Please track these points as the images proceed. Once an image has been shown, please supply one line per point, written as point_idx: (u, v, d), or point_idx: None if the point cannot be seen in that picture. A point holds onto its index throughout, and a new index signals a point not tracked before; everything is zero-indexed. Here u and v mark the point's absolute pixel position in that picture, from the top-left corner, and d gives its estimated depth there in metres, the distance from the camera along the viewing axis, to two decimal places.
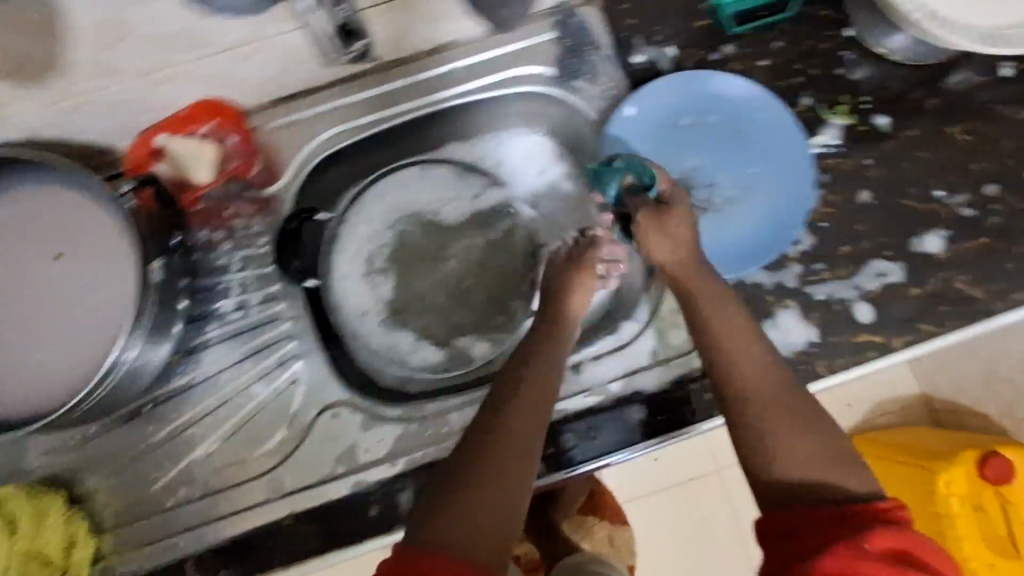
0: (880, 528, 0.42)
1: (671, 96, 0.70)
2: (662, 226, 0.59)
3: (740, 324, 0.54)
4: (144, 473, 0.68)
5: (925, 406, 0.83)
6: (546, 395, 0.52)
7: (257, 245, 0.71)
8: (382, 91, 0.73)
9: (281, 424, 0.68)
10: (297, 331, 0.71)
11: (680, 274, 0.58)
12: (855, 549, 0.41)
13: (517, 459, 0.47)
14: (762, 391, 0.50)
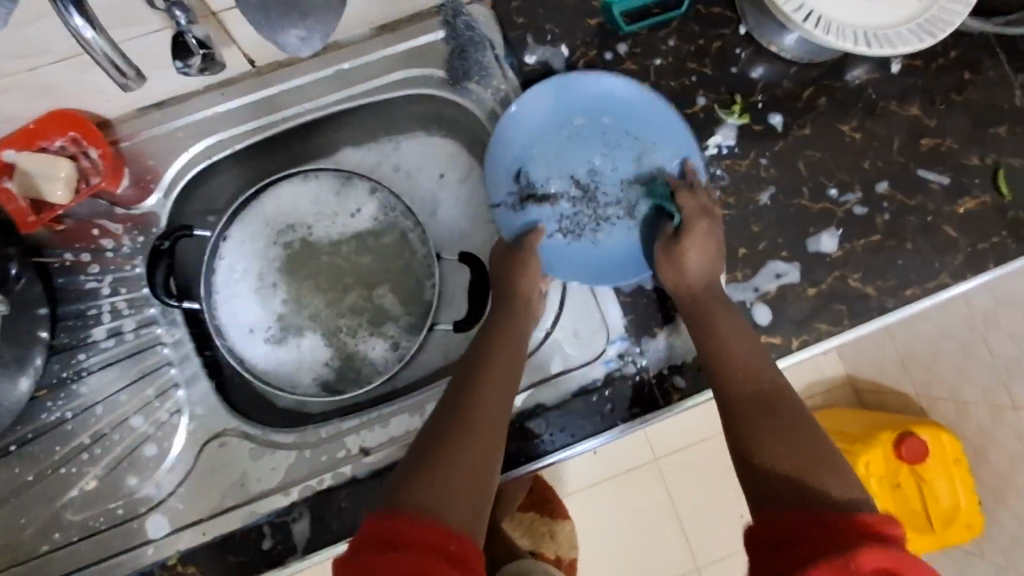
0: (873, 549, 0.39)
1: (557, 100, 0.70)
2: (671, 253, 0.65)
3: (747, 337, 0.61)
4: (14, 518, 0.62)
5: (851, 386, 0.94)
6: (502, 401, 0.55)
7: (130, 266, 0.66)
8: (262, 96, 0.69)
9: (164, 457, 0.64)
10: (177, 358, 0.65)
11: (686, 293, 0.64)
12: (839, 565, 0.39)
13: (471, 450, 0.49)
14: (744, 392, 0.56)
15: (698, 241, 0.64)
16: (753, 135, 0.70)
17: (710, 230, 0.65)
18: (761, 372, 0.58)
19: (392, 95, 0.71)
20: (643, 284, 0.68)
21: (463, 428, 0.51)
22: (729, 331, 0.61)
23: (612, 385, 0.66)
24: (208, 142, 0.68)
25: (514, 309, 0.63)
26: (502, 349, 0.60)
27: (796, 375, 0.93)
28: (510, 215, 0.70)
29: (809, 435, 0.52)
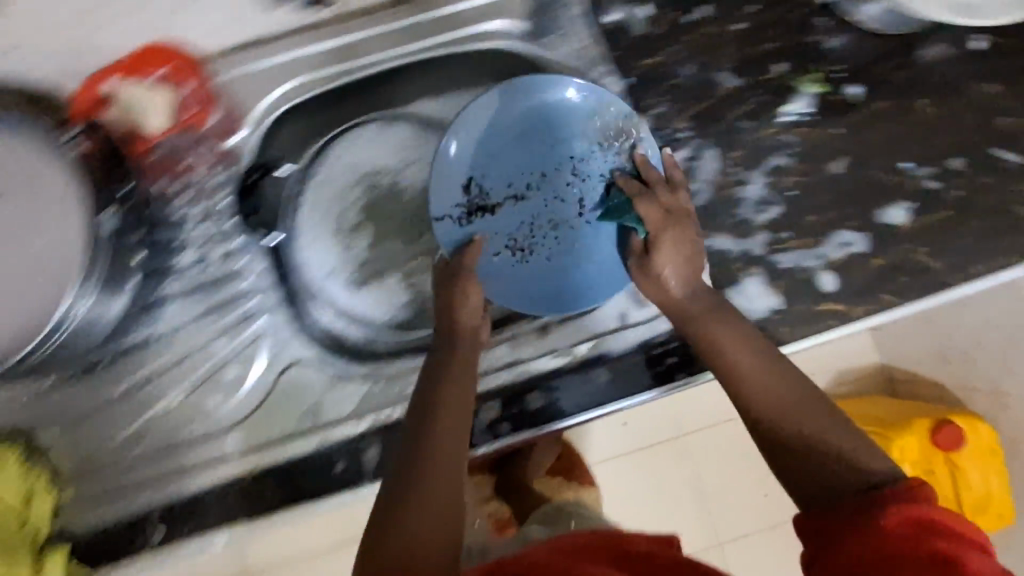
0: (895, 509, 0.44)
1: (505, 109, 0.67)
2: (648, 269, 0.62)
3: (730, 336, 0.59)
4: (102, 429, 0.66)
5: (883, 376, 0.95)
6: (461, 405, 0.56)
7: (215, 200, 0.67)
8: (347, 41, 0.70)
9: (243, 381, 0.67)
10: (261, 289, 0.68)
11: (669, 307, 0.61)
12: (873, 527, 0.43)
13: (447, 474, 0.51)
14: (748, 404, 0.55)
15: (669, 253, 0.61)
16: (829, 104, 0.70)
17: (677, 235, 0.61)
18: (771, 379, 0.55)
19: (473, 48, 0.72)
20: (712, 245, 0.68)
21: (427, 469, 0.51)
22: (727, 339, 0.58)
23: (676, 340, 0.69)
24: (294, 83, 0.69)
25: (462, 339, 0.60)
26: (454, 371, 0.58)
27: (829, 357, 0.92)
28: (452, 229, 0.66)
29: (833, 434, 0.51)
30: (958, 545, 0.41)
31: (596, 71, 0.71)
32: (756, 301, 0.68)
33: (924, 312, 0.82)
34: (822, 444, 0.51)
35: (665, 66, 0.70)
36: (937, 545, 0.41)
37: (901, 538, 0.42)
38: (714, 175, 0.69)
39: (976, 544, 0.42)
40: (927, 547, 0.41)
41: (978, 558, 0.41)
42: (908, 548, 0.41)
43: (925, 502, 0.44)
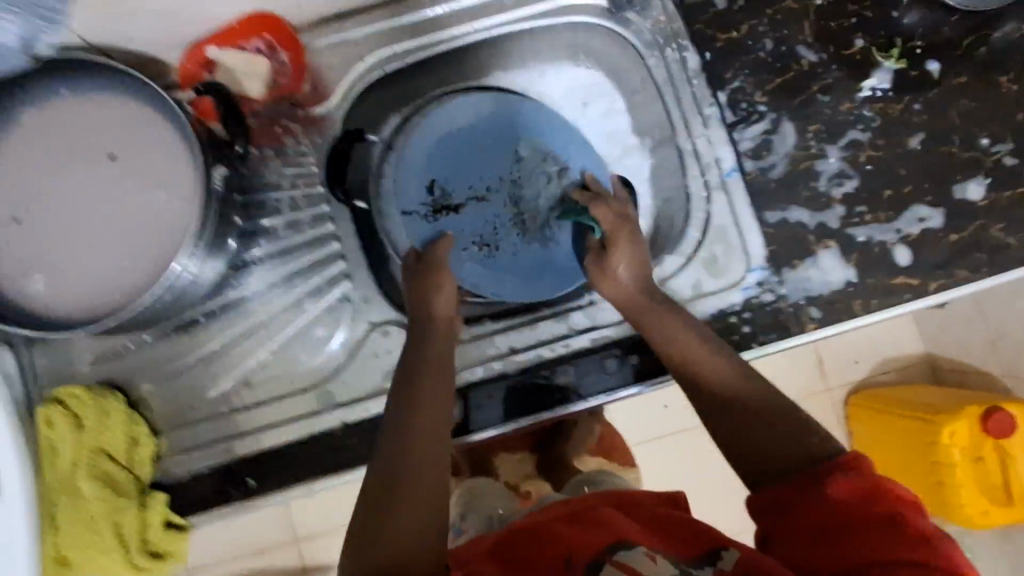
0: (847, 475, 0.47)
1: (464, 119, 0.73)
2: (605, 268, 0.64)
3: (686, 334, 0.61)
4: (198, 382, 0.69)
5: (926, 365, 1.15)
6: (439, 395, 0.57)
7: (307, 165, 0.71)
8: (429, 14, 0.72)
9: (332, 340, 0.69)
10: (347, 253, 0.71)
11: (629, 308, 0.64)
12: (822, 502, 0.46)
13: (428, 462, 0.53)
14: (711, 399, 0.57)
15: (622, 253, 0.64)
16: (909, 80, 0.71)
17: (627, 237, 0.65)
18: (715, 372, 0.58)
19: (553, 21, 0.74)
20: (787, 218, 0.70)
21: (402, 466, 0.52)
22: (672, 332, 0.61)
23: (751, 310, 0.69)
24: (381, 53, 0.71)
25: (431, 334, 0.62)
26: (429, 365, 0.59)
27: (868, 342, 1.16)
28: (420, 224, 0.71)
29: (778, 414, 0.54)
30: (900, 505, 0.45)
31: (677, 43, 0.72)
32: (831, 274, 0.69)
33: (974, 299, 0.99)
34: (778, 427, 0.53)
35: (745, 40, 0.71)
36: (882, 508, 0.44)
37: (846, 508, 0.45)
38: (791, 149, 0.70)
39: (915, 502, 0.46)
40: (872, 508, 0.44)
41: (916, 514, 0.45)
42: (858, 514, 0.44)
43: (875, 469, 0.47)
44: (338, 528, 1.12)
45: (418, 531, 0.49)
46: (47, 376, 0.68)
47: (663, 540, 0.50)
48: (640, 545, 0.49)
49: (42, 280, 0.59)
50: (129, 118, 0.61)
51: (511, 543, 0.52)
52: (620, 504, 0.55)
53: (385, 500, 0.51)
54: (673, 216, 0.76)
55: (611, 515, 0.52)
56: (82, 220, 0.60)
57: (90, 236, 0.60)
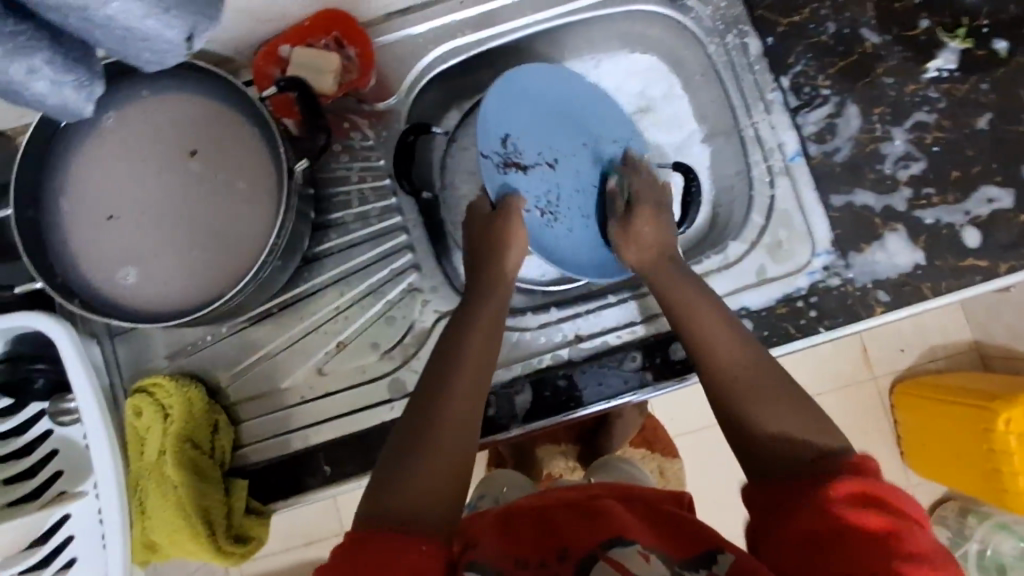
0: (843, 483, 0.46)
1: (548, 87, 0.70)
2: (631, 231, 0.66)
3: (707, 303, 0.61)
4: (272, 374, 0.71)
5: (975, 352, 1.13)
6: (478, 370, 0.57)
7: (374, 159, 0.73)
8: (490, 8, 0.73)
9: (402, 329, 0.71)
10: (413, 244, 0.72)
11: (648, 273, 0.65)
12: (820, 497, 0.46)
13: (456, 440, 0.53)
14: (722, 363, 0.58)
15: (648, 219, 0.67)
16: (976, 59, 0.70)
17: (658, 211, 0.67)
18: (735, 348, 0.58)
19: (615, 11, 0.74)
20: (852, 201, 0.69)
21: (430, 443, 0.52)
22: (694, 299, 0.62)
23: (818, 295, 0.68)
24: (445, 48, 0.73)
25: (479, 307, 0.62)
26: (474, 339, 0.59)
27: (917, 329, 1.15)
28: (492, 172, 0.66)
29: (792, 403, 0.54)
30: (894, 518, 0.44)
31: (738, 29, 0.72)
32: (899, 258, 0.68)
33: None
34: (787, 416, 0.54)
35: (808, 24, 0.71)
36: (873, 519, 0.44)
37: (841, 507, 0.45)
38: (855, 132, 0.70)
39: (911, 520, 0.45)
40: (861, 517, 0.44)
41: (908, 531, 0.43)
42: (844, 519, 0.44)
43: (872, 481, 0.46)
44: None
45: (428, 506, 0.49)
46: (129, 367, 0.71)
47: (662, 538, 0.51)
48: (637, 542, 0.49)
49: (134, 273, 0.62)
50: (211, 117, 0.64)
51: (509, 524, 0.53)
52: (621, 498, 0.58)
53: (408, 468, 0.51)
54: (732, 204, 0.76)
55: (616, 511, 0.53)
56: (176, 218, 0.63)
57: (183, 233, 0.63)
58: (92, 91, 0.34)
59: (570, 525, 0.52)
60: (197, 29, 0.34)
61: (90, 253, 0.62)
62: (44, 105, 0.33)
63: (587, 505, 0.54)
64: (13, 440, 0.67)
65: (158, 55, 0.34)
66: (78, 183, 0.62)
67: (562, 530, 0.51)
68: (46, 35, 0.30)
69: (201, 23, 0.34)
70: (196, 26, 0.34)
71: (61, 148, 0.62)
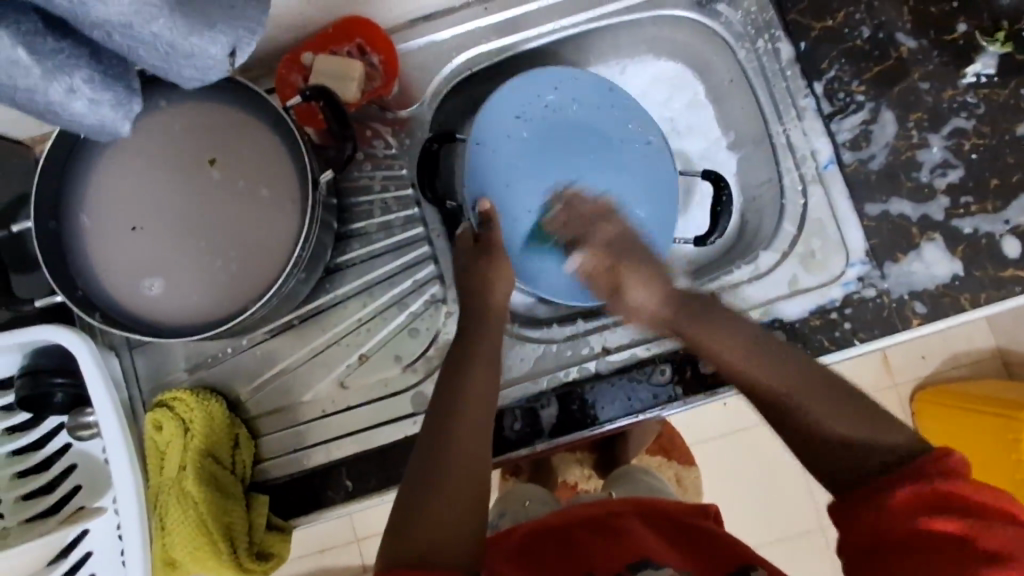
0: (906, 487, 0.43)
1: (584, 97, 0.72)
2: (625, 299, 0.64)
3: (728, 325, 0.59)
4: (293, 387, 0.70)
5: (1000, 359, 1.10)
6: (489, 388, 0.57)
7: (397, 167, 0.72)
8: (516, 13, 0.72)
9: (425, 341, 0.70)
10: (437, 255, 0.71)
11: (665, 311, 0.62)
12: (883, 504, 0.43)
13: (480, 462, 0.52)
14: (762, 383, 0.55)
15: (641, 286, 0.63)
16: (1016, 64, 0.68)
17: (646, 264, 0.64)
18: (777, 367, 0.55)
19: (645, 15, 0.73)
20: (888, 211, 0.67)
21: (448, 466, 0.51)
22: (715, 327, 0.59)
23: (852, 306, 0.67)
24: (471, 54, 0.72)
25: (491, 325, 0.62)
26: (491, 361, 0.59)
27: (943, 338, 1.10)
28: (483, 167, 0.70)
29: (839, 396, 0.52)
30: (971, 519, 0.41)
31: (769, 34, 0.71)
32: (936, 268, 0.66)
33: None
34: (858, 417, 0.50)
35: (843, 29, 0.69)
36: (947, 525, 0.41)
37: (911, 515, 0.42)
38: (891, 139, 0.68)
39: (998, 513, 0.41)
40: (931, 524, 0.41)
41: (988, 526, 0.40)
42: (920, 530, 0.41)
43: (940, 475, 0.43)
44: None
45: (461, 529, 0.49)
46: (149, 379, 0.70)
47: (687, 558, 0.51)
48: (667, 565, 0.49)
49: (159, 283, 0.61)
50: (232, 124, 0.63)
51: (528, 549, 0.54)
52: (642, 514, 0.57)
53: (429, 493, 0.50)
54: (762, 213, 0.75)
55: (635, 534, 0.54)
56: (199, 231, 0.62)
57: (207, 246, 0.62)
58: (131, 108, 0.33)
59: (595, 548, 0.52)
60: (239, 43, 0.33)
61: (114, 265, 0.61)
62: (83, 125, 0.32)
63: (607, 526, 0.55)
64: (32, 455, 0.66)
65: (199, 72, 0.33)
66: (98, 193, 0.61)
67: (588, 557, 0.52)
68: (87, 52, 0.29)
69: (242, 37, 0.33)
70: (236, 40, 0.33)
71: (82, 157, 0.61)
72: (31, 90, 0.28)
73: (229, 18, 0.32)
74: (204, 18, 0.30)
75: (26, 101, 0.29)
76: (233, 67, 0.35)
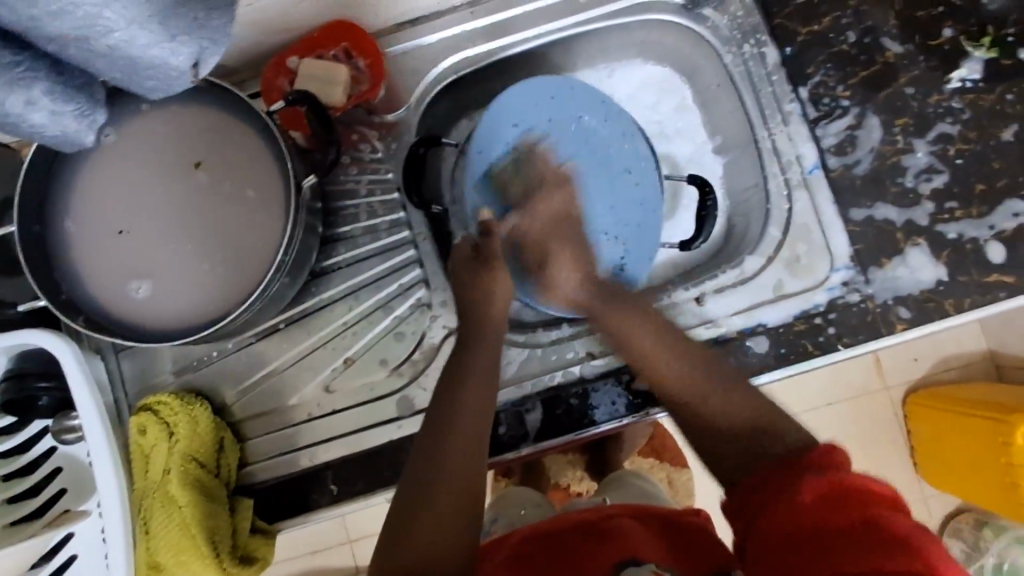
0: (806, 482, 0.44)
1: (582, 109, 0.71)
2: (551, 281, 0.69)
3: (639, 317, 0.64)
4: (280, 390, 0.70)
5: (990, 362, 1.10)
6: (486, 397, 0.58)
7: (384, 171, 0.72)
8: (503, 17, 0.72)
9: (412, 344, 0.70)
10: (423, 258, 0.71)
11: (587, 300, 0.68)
12: (787, 500, 0.44)
13: (468, 469, 0.53)
14: (668, 376, 0.59)
15: (565, 264, 0.69)
16: (1002, 69, 0.68)
17: (572, 245, 0.70)
18: (682, 360, 0.60)
19: (632, 19, 0.73)
20: (873, 216, 0.68)
21: (437, 473, 0.52)
22: (633, 321, 0.64)
23: (837, 311, 0.66)
24: (458, 57, 0.72)
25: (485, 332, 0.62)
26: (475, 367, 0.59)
27: (933, 341, 1.11)
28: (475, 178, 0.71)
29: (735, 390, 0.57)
30: (868, 507, 0.40)
31: (756, 38, 0.71)
32: (921, 273, 0.66)
33: None
34: (746, 410, 0.55)
35: (828, 33, 0.70)
36: (848, 512, 0.41)
37: (811, 509, 0.42)
38: (877, 144, 0.68)
39: (887, 502, 0.41)
40: (828, 509, 0.41)
41: (874, 508, 0.40)
42: (820, 521, 0.41)
43: (834, 470, 0.44)
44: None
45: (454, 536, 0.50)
46: (135, 383, 0.70)
47: (672, 557, 0.52)
48: (650, 561, 0.50)
49: (146, 286, 0.61)
50: (218, 127, 0.63)
51: (522, 552, 0.54)
52: (635, 515, 0.58)
53: (419, 502, 0.51)
54: (749, 217, 0.75)
55: (626, 530, 0.54)
56: (186, 236, 0.62)
57: (193, 251, 0.62)
58: (95, 119, 0.33)
59: (582, 549, 0.53)
60: (204, 54, 0.33)
61: (101, 269, 0.61)
62: (45, 136, 0.32)
63: (599, 526, 0.55)
64: (18, 458, 0.66)
65: (165, 81, 0.33)
66: (84, 197, 0.61)
67: (576, 561, 0.52)
68: (47, 64, 0.29)
69: (206, 47, 0.33)
70: (201, 50, 0.33)
71: (67, 161, 0.61)
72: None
73: (193, 28, 0.31)
74: (166, 28, 0.30)
75: None
76: (199, 78, 0.35)
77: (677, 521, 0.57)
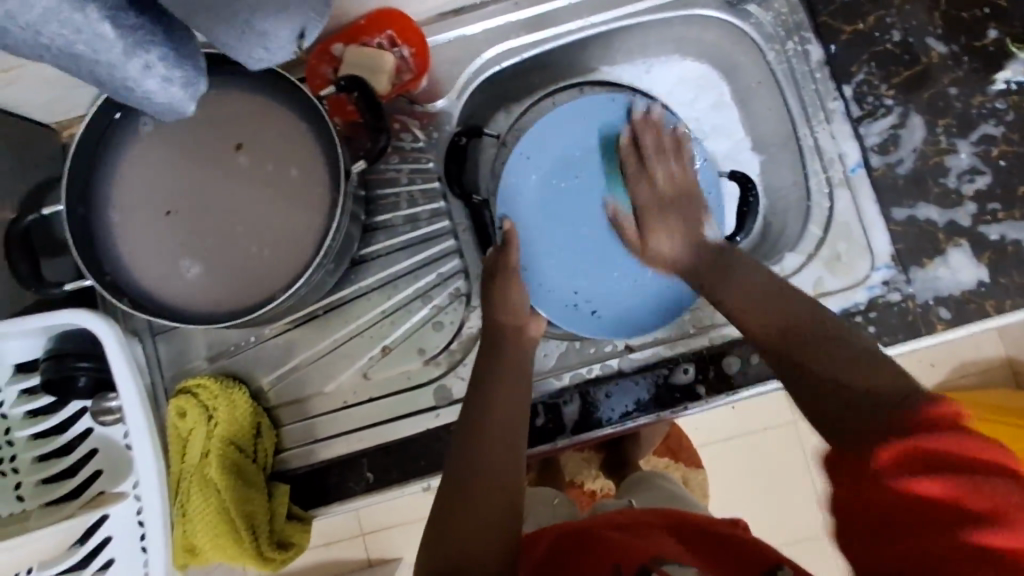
0: (888, 451, 0.39)
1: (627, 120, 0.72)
2: (654, 250, 0.67)
3: (751, 280, 0.60)
4: (317, 379, 0.70)
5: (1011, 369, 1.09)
6: (518, 391, 0.60)
7: (424, 161, 0.72)
8: (546, 8, 0.72)
9: (448, 334, 0.70)
10: (462, 249, 0.71)
11: (694, 270, 0.64)
12: (869, 469, 0.39)
13: (504, 458, 0.56)
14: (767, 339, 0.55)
15: (664, 235, 0.67)
16: None
17: (677, 218, 0.67)
18: (770, 310, 0.57)
19: (676, 14, 0.73)
20: (915, 216, 0.67)
21: (477, 466, 0.55)
22: (748, 280, 0.60)
23: (877, 310, 0.66)
24: (500, 49, 0.72)
25: (513, 334, 0.64)
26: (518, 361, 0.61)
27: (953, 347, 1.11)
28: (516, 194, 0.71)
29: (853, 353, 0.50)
30: (964, 477, 0.36)
31: (800, 36, 0.71)
32: (962, 274, 0.66)
33: None
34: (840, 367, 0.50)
35: (873, 32, 0.69)
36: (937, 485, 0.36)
37: (895, 485, 0.37)
38: (920, 143, 0.68)
39: (1003, 470, 0.36)
40: (920, 489, 0.36)
41: (984, 487, 0.36)
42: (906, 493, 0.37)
43: (924, 432, 0.38)
44: (401, 523, 1.12)
45: (496, 521, 0.53)
46: (171, 366, 0.70)
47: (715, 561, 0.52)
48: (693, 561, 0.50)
49: (197, 266, 0.61)
50: (261, 112, 0.62)
51: (566, 546, 0.54)
52: (685, 520, 0.57)
53: (459, 492, 0.55)
54: (788, 214, 0.75)
55: (663, 541, 0.54)
56: (233, 222, 0.62)
57: (240, 236, 0.62)
58: (197, 89, 0.33)
59: (624, 539, 0.53)
60: (307, 25, 0.35)
61: (149, 252, 0.61)
62: (151, 103, 0.32)
63: (638, 525, 0.56)
64: (56, 437, 0.66)
65: (268, 53, 0.34)
66: (129, 183, 0.62)
67: (620, 544, 0.52)
68: (161, 29, 0.30)
69: (310, 19, 0.35)
70: (305, 24, 0.34)
71: (114, 141, 0.61)
72: (110, 67, 0.29)
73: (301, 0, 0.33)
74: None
75: (103, 76, 0.29)
76: (298, 49, 0.36)
77: (725, 530, 0.57)
